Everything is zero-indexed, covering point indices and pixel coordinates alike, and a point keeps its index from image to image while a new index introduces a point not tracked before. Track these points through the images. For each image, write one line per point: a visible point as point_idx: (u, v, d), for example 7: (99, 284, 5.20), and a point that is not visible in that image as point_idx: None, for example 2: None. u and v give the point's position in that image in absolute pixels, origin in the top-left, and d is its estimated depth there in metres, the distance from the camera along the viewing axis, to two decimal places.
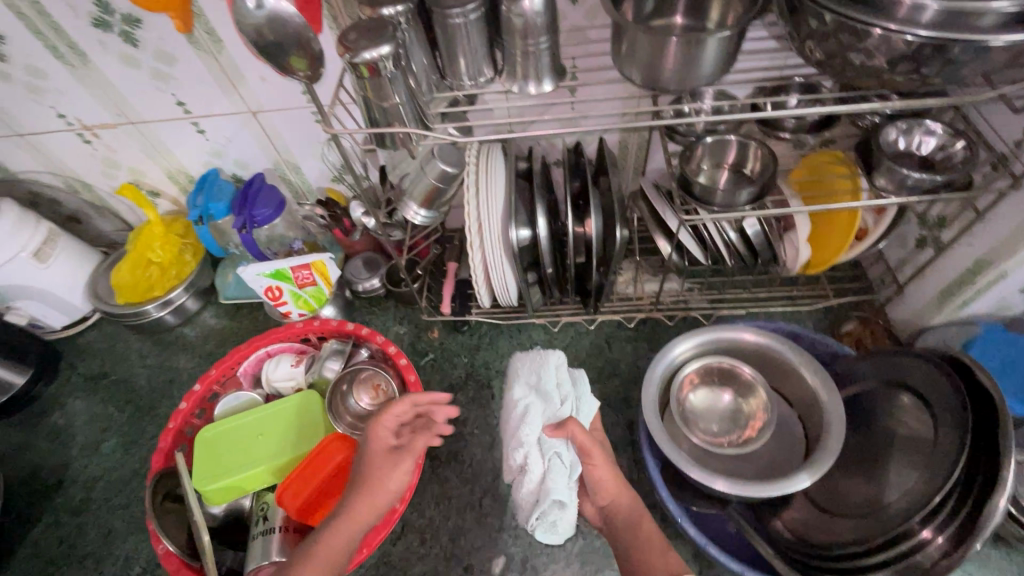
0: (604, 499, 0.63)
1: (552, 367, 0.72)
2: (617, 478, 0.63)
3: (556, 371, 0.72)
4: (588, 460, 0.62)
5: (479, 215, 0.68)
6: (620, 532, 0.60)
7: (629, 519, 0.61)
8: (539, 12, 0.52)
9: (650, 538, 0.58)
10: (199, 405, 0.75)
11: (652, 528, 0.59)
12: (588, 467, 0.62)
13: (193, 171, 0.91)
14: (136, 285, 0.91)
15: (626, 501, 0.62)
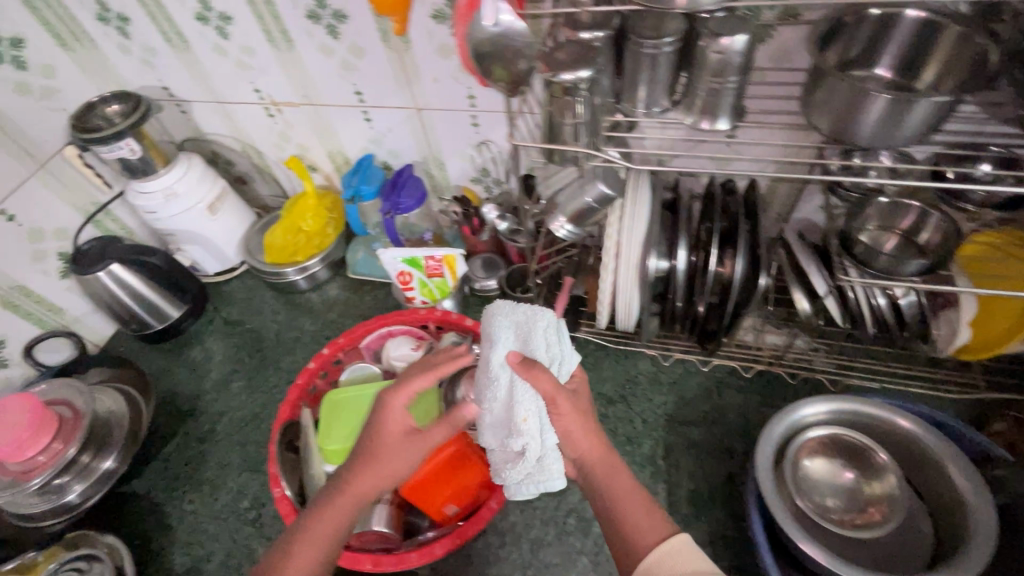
0: (575, 449, 0.61)
1: (546, 323, 0.63)
2: (584, 426, 0.60)
3: (544, 332, 0.62)
4: (555, 410, 0.58)
5: (620, 239, 0.69)
6: (599, 492, 0.59)
7: (605, 476, 0.59)
8: (739, 51, 0.52)
9: (634, 502, 0.57)
10: (324, 367, 0.82)
11: (627, 483, 0.59)
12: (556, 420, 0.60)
13: (351, 153, 0.99)
14: (284, 248, 1.00)
15: (598, 454, 0.60)
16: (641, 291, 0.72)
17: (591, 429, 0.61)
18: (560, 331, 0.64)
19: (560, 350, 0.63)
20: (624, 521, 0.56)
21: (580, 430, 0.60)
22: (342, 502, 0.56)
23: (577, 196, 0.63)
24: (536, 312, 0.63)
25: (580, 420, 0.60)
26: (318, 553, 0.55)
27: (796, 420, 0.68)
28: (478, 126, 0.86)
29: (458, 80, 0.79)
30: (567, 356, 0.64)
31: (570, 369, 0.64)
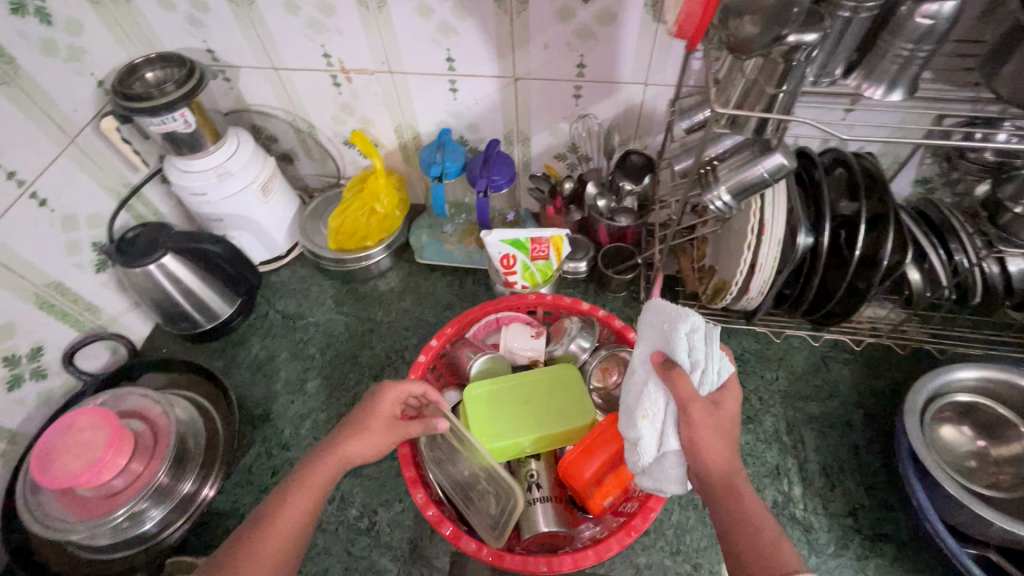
0: (697, 462, 0.51)
1: (693, 324, 0.57)
2: (715, 431, 0.51)
3: (689, 336, 0.56)
4: (686, 417, 0.52)
5: (765, 218, 0.68)
6: (715, 506, 0.49)
7: (726, 492, 0.49)
8: (946, 18, 0.51)
9: (767, 532, 0.46)
10: (433, 360, 0.75)
11: (753, 500, 0.48)
12: (689, 429, 0.52)
13: (423, 127, 0.91)
14: (353, 231, 0.91)
15: (719, 467, 0.50)
16: (779, 267, 0.71)
17: (729, 441, 0.52)
18: (714, 339, 0.57)
19: (707, 354, 0.56)
20: (760, 549, 0.45)
21: (711, 442, 0.51)
22: (332, 462, 0.55)
23: (747, 168, 0.60)
24: (682, 308, 0.58)
25: (709, 421, 0.52)
26: (306, 508, 0.52)
27: (948, 380, 0.70)
28: (580, 98, 0.81)
29: (572, 47, 0.74)
30: (716, 365, 0.56)
31: (720, 379, 0.56)
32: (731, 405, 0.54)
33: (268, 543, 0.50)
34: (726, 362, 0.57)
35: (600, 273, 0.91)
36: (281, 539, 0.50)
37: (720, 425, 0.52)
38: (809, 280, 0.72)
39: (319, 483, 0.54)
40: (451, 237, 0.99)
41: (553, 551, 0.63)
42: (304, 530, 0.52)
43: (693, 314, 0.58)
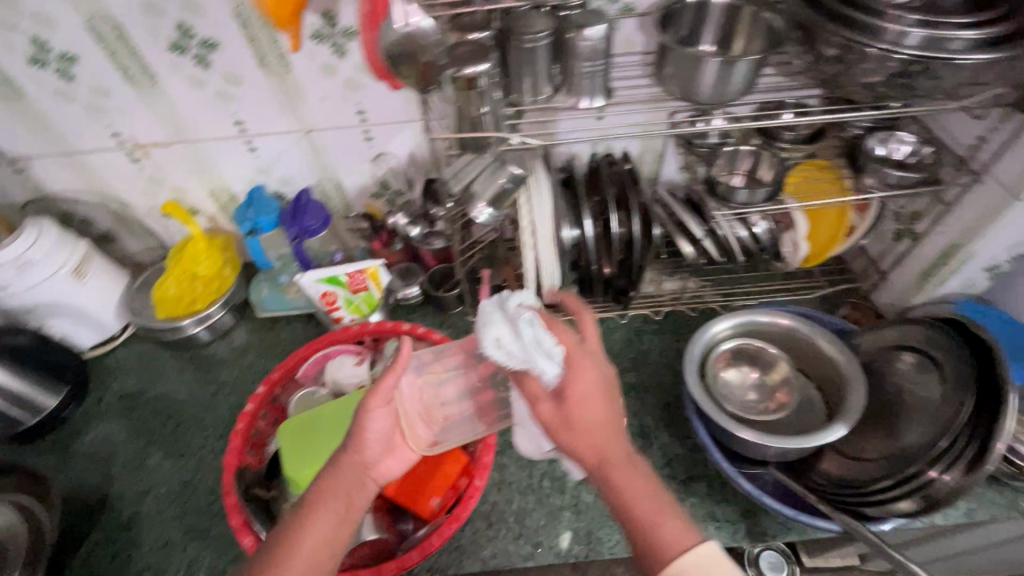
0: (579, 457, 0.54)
1: (496, 325, 0.57)
2: (568, 427, 0.54)
3: (498, 338, 0.56)
4: (547, 420, 0.55)
5: (532, 219, 0.78)
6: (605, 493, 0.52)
7: (605, 478, 0.52)
8: (601, 38, 0.63)
9: (650, 506, 0.50)
10: (263, 407, 0.77)
11: (631, 473, 0.52)
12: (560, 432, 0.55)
13: (237, 188, 0.95)
14: (179, 298, 0.92)
15: (592, 454, 0.53)
16: (560, 260, 0.80)
17: (594, 427, 0.53)
18: (529, 327, 0.56)
19: (521, 351, 0.55)
20: (645, 529, 0.49)
21: (573, 438, 0.53)
22: (343, 471, 0.56)
23: (493, 180, 0.70)
24: (486, 311, 0.58)
25: (559, 419, 0.54)
26: (325, 519, 0.52)
27: (706, 339, 0.78)
28: (372, 139, 0.88)
29: (345, 96, 0.82)
30: (538, 358, 0.54)
31: (553, 365, 0.54)
32: (584, 386, 0.55)
33: (284, 559, 0.49)
34: (552, 344, 0.55)
35: (432, 295, 0.98)
36: (310, 555, 0.50)
37: (571, 420, 0.54)
38: (589, 266, 0.82)
39: (343, 493, 0.54)
40: (288, 285, 1.00)
41: (386, 558, 0.65)
42: (334, 536, 0.51)
43: (493, 320, 0.57)
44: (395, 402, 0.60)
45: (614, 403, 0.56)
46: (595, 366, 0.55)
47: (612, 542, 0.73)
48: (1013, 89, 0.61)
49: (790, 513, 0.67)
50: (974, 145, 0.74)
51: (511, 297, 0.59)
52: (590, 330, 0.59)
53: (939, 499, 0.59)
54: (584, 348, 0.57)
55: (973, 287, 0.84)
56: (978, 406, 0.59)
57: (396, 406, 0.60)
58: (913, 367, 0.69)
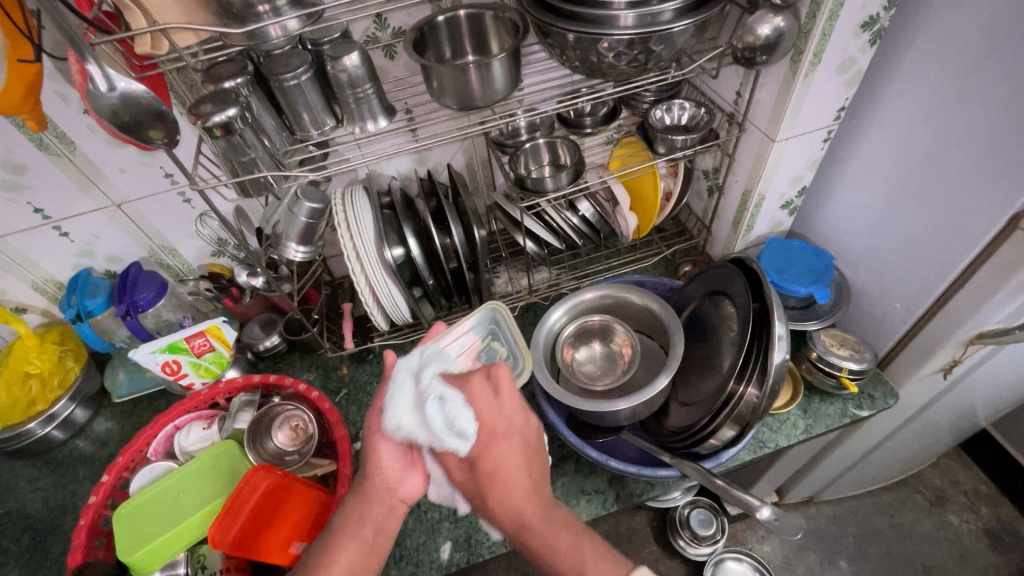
0: (499, 517, 0.57)
1: (402, 407, 0.59)
2: (483, 493, 0.57)
3: (402, 425, 0.58)
4: (473, 490, 0.58)
5: (356, 244, 0.79)
6: (527, 545, 0.56)
7: (523, 530, 0.56)
8: (358, 66, 0.66)
9: (571, 557, 0.54)
10: (111, 495, 0.74)
11: (563, 523, 0.56)
12: (484, 496, 0.57)
13: (62, 276, 0.91)
14: (15, 404, 0.87)
15: (509, 516, 0.56)
16: (393, 281, 0.82)
17: (510, 487, 0.56)
18: (438, 407, 0.57)
19: (428, 435, 0.57)
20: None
21: (499, 493, 0.56)
22: (374, 504, 0.61)
23: (293, 219, 0.70)
24: (398, 385, 0.61)
25: (476, 486, 0.58)
26: (360, 542, 0.58)
27: (546, 331, 0.81)
28: (191, 200, 0.87)
29: (144, 164, 0.81)
30: (446, 439, 0.56)
31: (463, 443, 0.56)
32: (495, 454, 0.56)
33: None
34: (461, 428, 0.56)
35: (292, 341, 0.96)
36: None
37: (483, 487, 0.57)
38: (427, 281, 0.84)
39: (371, 518, 0.60)
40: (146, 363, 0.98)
41: None
42: (362, 561, 0.57)
43: (393, 410, 0.59)
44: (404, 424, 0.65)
45: (533, 457, 0.59)
46: (505, 434, 0.57)
47: (490, 541, 0.74)
48: (731, 47, 0.68)
49: (635, 470, 0.72)
50: (736, 100, 0.81)
51: (423, 365, 0.62)
52: (506, 389, 0.58)
53: (751, 414, 0.63)
54: (496, 405, 0.58)
55: (779, 225, 0.93)
56: (760, 326, 0.66)
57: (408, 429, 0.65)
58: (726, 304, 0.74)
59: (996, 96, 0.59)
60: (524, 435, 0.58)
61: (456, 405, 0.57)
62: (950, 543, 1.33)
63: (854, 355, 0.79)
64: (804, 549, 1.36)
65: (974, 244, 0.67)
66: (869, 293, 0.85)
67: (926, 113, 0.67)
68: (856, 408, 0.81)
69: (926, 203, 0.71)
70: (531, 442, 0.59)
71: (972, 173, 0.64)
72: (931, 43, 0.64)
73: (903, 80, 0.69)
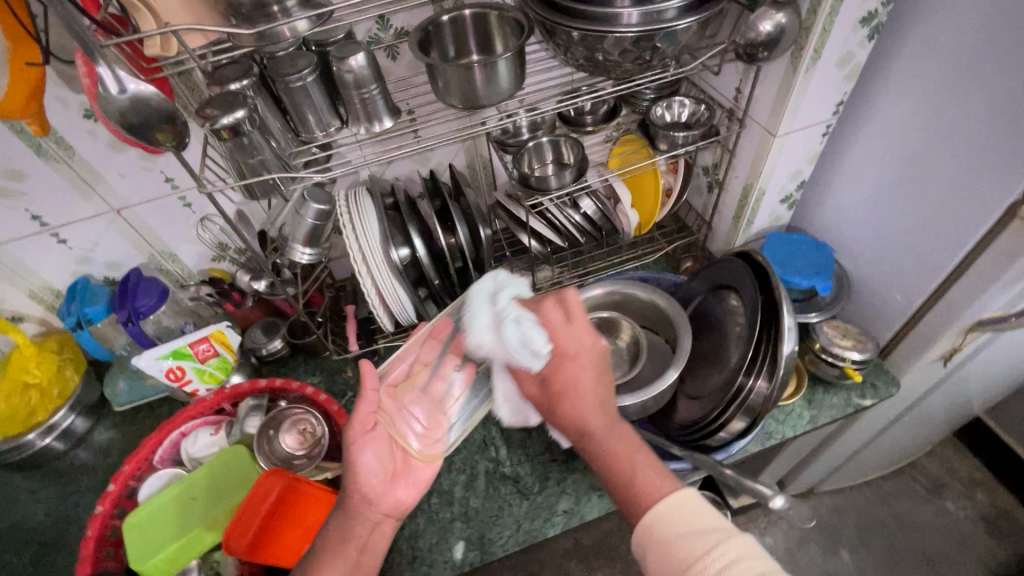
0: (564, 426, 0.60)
1: (482, 325, 0.61)
2: (552, 405, 0.60)
3: (484, 339, 0.61)
4: (539, 402, 0.62)
5: (361, 245, 0.79)
6: (588, 450, 0.59)
7: (584, 440, 0.59)
8: (364, 66, 0.66)
9: (629, 466, 0.57)
10: (118, 504, 0.73)
11: (625, 433, 0.58)
12: (551, 406, 0.60)
13: (60, 284, 0.89)
14: (14, 414, 0.86)
15: (571, 426, 0.60)
16: (399, 281, 0.82)
17: (578, 400, 0.59)
18: (515, 329, 0.60)
19: (507, 352, 0.60)
20: (625, 480, 0.56)
21: (567, 404, 0.59)
22: (360, 519, 0.60)
23: (299, 220, 0.69)
24: (476, 304, 0.63)
25: (546, 399, 0.61)
26: (349, 555, 0.59)
27: None
28: (191, 204, 0.87)
29: (144, 169, 0.80)
30: (523, 356, 0.59)
31: (538, 361, 0.59)
32: (568, 370, 0.59)
33: None
34: (538, 345, 0.59)
35: (296, 345, 0.95)
36: None
37: (552, 400, 0.60)
38: (433, 281, 0.84)
39: (356, 535, 0.60)
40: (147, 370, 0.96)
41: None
42: None
43: (474, 328, 0.61)
44: (384, 436, 0.63)
45: (606, 375, 0.61)
46: (576, 352, 0.60)
47: (503, 539, 0.74)
48: (733, 43, 0.69)
49: None
50: (735, 96, 0.82)
51: (497, 290, 0.64)
52: (579, 313, 0.61)
53: (761, 408, 0.64)
54: (569, 327, 0.61)
55: (778, 220, 0.94)
56: (767, 318, 0.67)
57: (388, 440, 0.63)
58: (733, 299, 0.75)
59: (989, 88, 0.61)
60: (598, 353, 0.61)
61: (529, 326, 0.60)
62: (947, 529, 1.36)
63: (857, 345, 0.80)
64: (806, 540, 1.38)
65: (973, 233, 0.68)
66: (869, 284, 0.87)
67: (920, 107, 0.69)
68: (859, 397, 0.83)
69: (921, 195, 0.73)
70: (606, 359, 0.61)
71: (965, 165, 0.66)
72: (923, 41, 0.66)
73: (898, 76, 0.71)
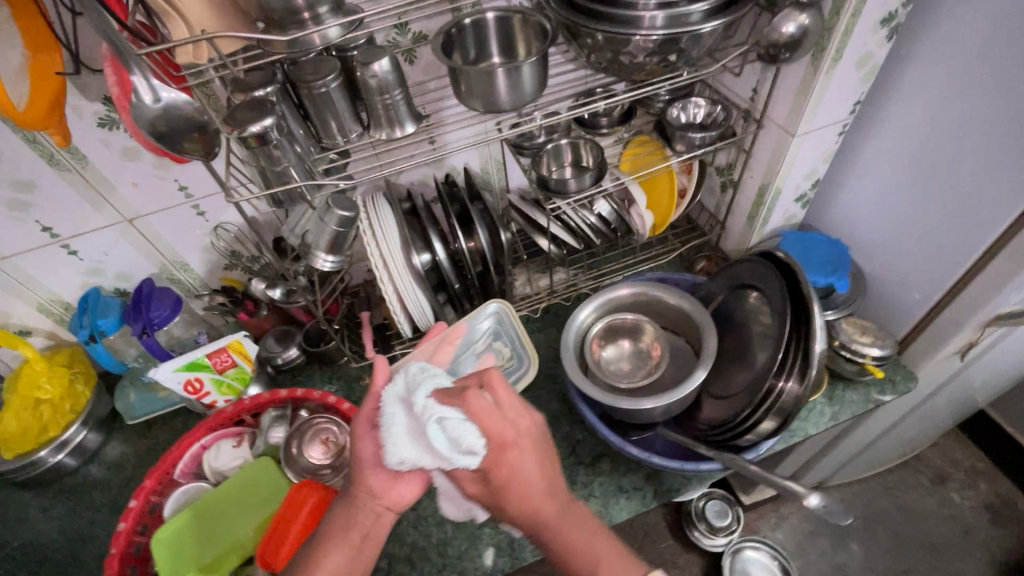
0: (514, 517, 0.55)
1: (398, 433, 0.55)
2: (498, 500, 0.55)
3: (403, 455, 0.55)
4: (479, 493, 0.56)
5: (382, 251, 0.77)
6: (541, 540, 0.55)
7: (539, 530, 0.55)
8: (388, 72, 0.65)
9: (588, 555, 0.54)
10: (141, 520, 0.71)
11: (578, 513, 0.56)
12: (498, 496, 0.55)
13: (70, 296, 0.87)
14: (26, 431, 0.84)
15: (523, 516, 0.55)
16: (420, 288, 0.81)
17: (526, 491, 0.54)
18: (439, 430, 0.53)
19: (439, 457, 0.54)
20: (585, 570, 0.53)
21: (512, 495, 0.54)
22: (366, 506, 0.59)
23: (323, 228, 0.68)
24: (391, 414, 0.56)
25: (490, 496, 0.56)
26: (353, 541, 0.57)
27: (576, 328, 0.82)
28: (204, 213, 0.85)
29: (158, 177, 0.78)
30: (456, 457, 0.53)
31: (474, 459, 0.53)
32: (508, 463, 0.54)
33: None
34: (468, 441, 0.52)
35: (312, 353, 0.94)
36: None
37: (497, 498, 0.55)
38: (452, 285, 0.84)
39: (358, 523, 0.58)
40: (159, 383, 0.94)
41: None
42: (349, 565, 0.57)
43: (390, 447, 0.55)
44: None
45: (546, 457, 0.56)
46: (512, 440, 0.54)
47: (534, 544, 0.74)
48: (755, 45, 0.69)
49: (678, 465, 0.72)
50: (752, 97, 0.83)
51: (410, 392, 0.58)
52: (506, 394, 0.56)
53: (792, 408, 0.65)
54: (499, 416, 0.54)
55: (792, 218, 0.95)
56: (796, 318, 0.68)
57: None
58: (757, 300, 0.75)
59: (998, 91, 0.63)
60: (532, 438, 0.56)
61: (456, 423, 0.53)
62: (953, 520, 1.38)
63: (876, 342, 0.81)
64: (815, 534, 1.39)
65: (992, 231, 0.69)
66: (886, 281, 0.88)
67: (936, 107, 0.70)
68: (879, 392, 0.84)
69: (938, 194, 0.74)
70: (541, 440, 0.57)
71: (984, 163, 0.67)
72: (939, 41, 0.67)
73: (914, 77, 0.72)
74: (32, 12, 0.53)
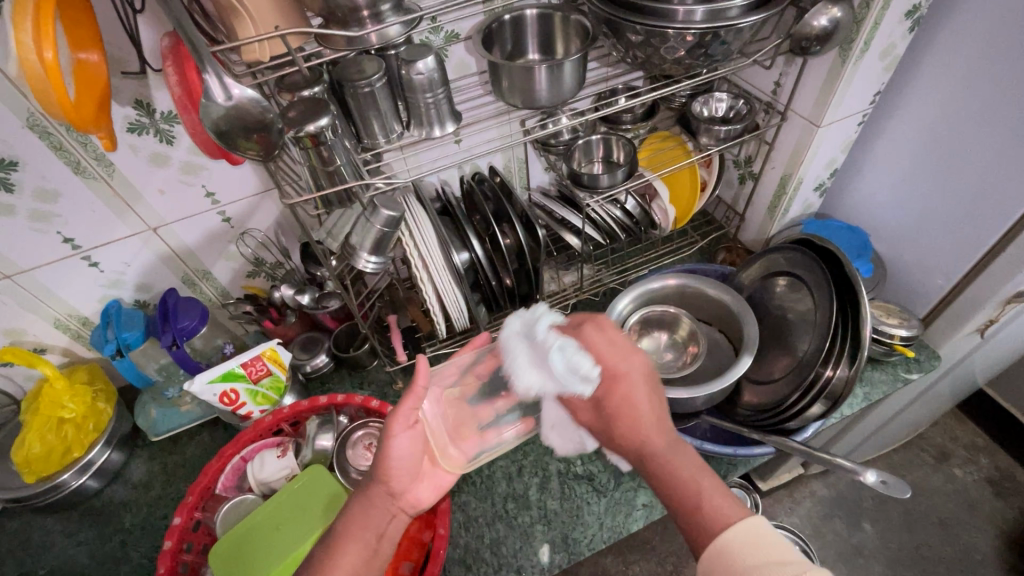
0: (623, 446, 0.58)
1: (524, 362, 0.60)
2: (610, 426, 0.58)
3: (536, 377, 0.60)
4: (595, 424, 0.61)
5: (422, 252, 0.77)
6: (647, 474, 0.56)
7: (641, 461, 0.56)
8: (433, 69, 0.64)
9: (689, 486, 0.53)
10: (184, 538, 0.68)
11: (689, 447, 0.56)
12: (610, 425, 0.58)
13: (88, 310, 0.84)
14: (49, 453, 0.79)
15: (629, 448, 0.57)
16: (458, 288, 0.80)
17: (635, 420, 0.57)
18: (560, 356, 0.58)
19: (559, 382, 0.58)
20: (687, 503, 0.52)
21: (624, 420, 0.57)
22: (382, 505, 0.59)
23: (368, 228, 0.66)
24: (513, 346, 0.61)
25: (603, 424, 0.59)
26: (363, 541, 0.56)
27: (615, 318, 0.82)
28: (230, 219, 0.83)
29: (185, 183, 0.76)
30: (574, 382, 0.58)
31: (590, 385, 0.58)
32: (619, 390, 0.58)
33: None
34: (585, 368, 0.58)
35: (342, 359, 0.93)
36: None
37: (609, 420, 0.58)
38: (489, 284, 0.83)
39: (375, 523, 0.58)
40: (183, 397, 0.91)
41: None
42: (364, 567, 0.55)
43: (519, 371, 0.60)
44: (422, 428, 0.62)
45: (656, 397, 0.59)
46: (625, 371, 0.59)
47: (587, 538, 0.74)
48: (787, 38, 0.71)
49: (728, 450, 0.73)
50: (774, 90, 0.85)
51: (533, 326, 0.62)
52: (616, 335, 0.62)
53: (840, 394, 0.67)
54: (613, 347, 0.61)
55: (810, 207, 0.98)
56: (841, 304, 0.70)
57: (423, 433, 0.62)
58: (794, 289, 0.77)
59: (1007, 86, 0.67)
60: (645, 374, 0.59)
61: (574, 350, 0.59)
62: (959, 495, 1.43)
63: (903, 323, 0.84)
64: (830, 516, 1.42)
65: (1009, 217, 0.72)
66: (906, 265, 0.91)
67: (953, 97, 0.73)
68: (905, 371, 0.87)
69: (955, 181, 0.77)
70: (651, 379, 0.60)
71: (1000, 150, 0.70)
72: (956, 34, 0.70)
73: (930, 72, 0.76)
74: (82, 13, 0.53)
